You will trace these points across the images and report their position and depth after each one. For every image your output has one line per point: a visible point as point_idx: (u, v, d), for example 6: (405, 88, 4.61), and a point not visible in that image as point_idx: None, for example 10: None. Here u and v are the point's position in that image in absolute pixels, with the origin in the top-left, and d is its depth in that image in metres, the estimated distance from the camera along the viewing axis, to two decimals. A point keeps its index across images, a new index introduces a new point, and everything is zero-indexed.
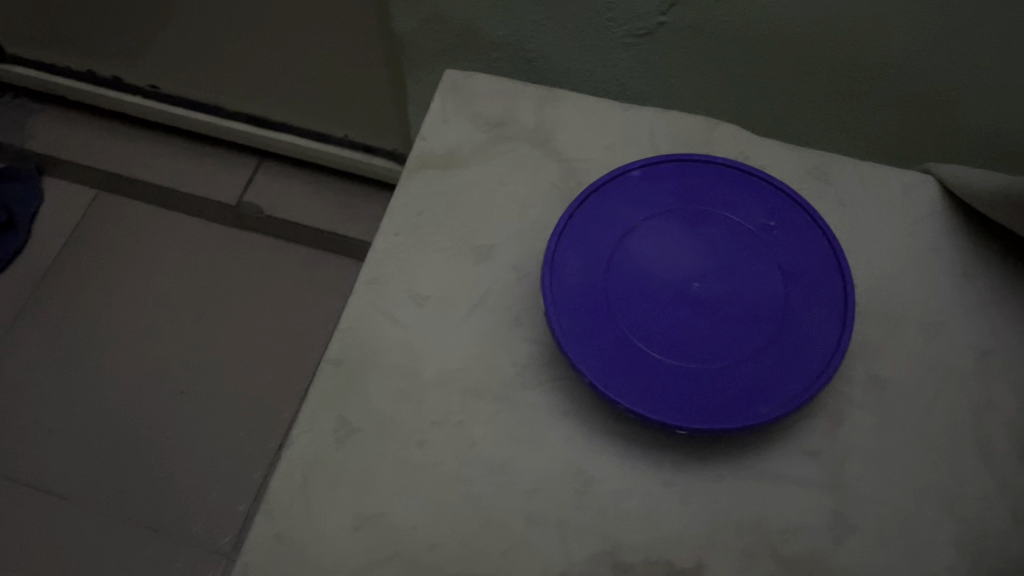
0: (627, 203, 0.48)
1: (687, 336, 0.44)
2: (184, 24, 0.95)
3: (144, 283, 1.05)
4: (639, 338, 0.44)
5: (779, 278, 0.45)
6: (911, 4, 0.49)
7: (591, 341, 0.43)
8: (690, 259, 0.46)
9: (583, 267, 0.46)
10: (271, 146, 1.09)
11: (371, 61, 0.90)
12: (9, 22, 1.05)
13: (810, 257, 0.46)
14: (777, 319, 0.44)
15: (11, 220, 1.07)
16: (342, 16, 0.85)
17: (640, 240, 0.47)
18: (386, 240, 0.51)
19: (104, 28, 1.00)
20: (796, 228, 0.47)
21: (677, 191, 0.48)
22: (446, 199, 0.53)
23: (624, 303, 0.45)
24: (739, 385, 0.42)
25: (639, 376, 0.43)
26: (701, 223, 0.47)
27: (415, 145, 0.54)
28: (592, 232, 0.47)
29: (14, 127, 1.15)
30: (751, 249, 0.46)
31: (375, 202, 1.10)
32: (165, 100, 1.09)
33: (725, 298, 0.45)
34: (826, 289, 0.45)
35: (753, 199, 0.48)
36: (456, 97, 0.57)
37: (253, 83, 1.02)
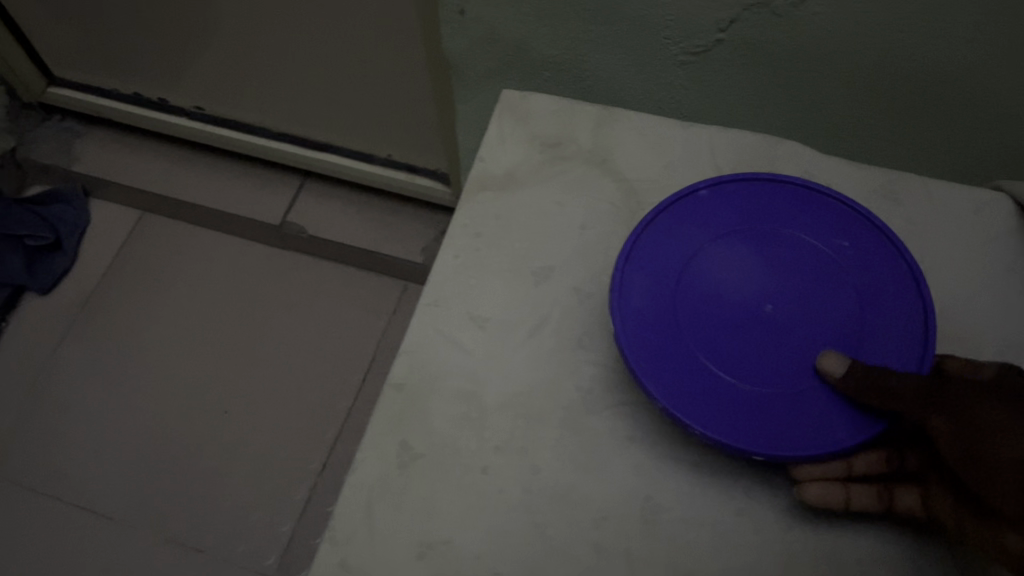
0: (691, 224, 0.47)
1: (760, 360, 0.43)
2: (228, 46, 0.96)
3: (188, 303, 1.05)
4: (709, 361, 0.43)
5: (854, 301, 0.44)
6: (979, 18, 0.48)
7: (662, 364, 0.42)
8: (759, 280, 0.45)
9: (651, 289, 0.45)
10: (313, 166, 1.09)
11: (415, 80, 0.90)
12: (56, 47, 1.06)
13: (887, 280, 0.45)
14: (852, 343, 0.43)
15: (58, 240, 1.07)
16: (385, 35, 0.85)
17: (706, 261, 0.46)
18: (445, 262, 0.51)
19: (149, 49, 1.01)
20: (870, 250, 0.46)
21: (745, 211, 0.47)
22: (504, 219, 0.52)
23: (693, 325, 0.44)
24: (816, 410, 0.41)
25: (714, 401, 0.42)
26: (771, 244, 0.46)
27: (472, 166, 0.54)
28: (658, 253, 0.46)
29: (61, 149, 1.16)
30: (823, 270, 0.45)
31: (417, 220, 1.10)
32: (208, 121, 1.10)
33: (797, 322, 0.44)
34: (904, 312, 0.44)
35: (823, 218, 0.47)
36: (512, 118, 0.56)
37: (296, 103, 1.02)
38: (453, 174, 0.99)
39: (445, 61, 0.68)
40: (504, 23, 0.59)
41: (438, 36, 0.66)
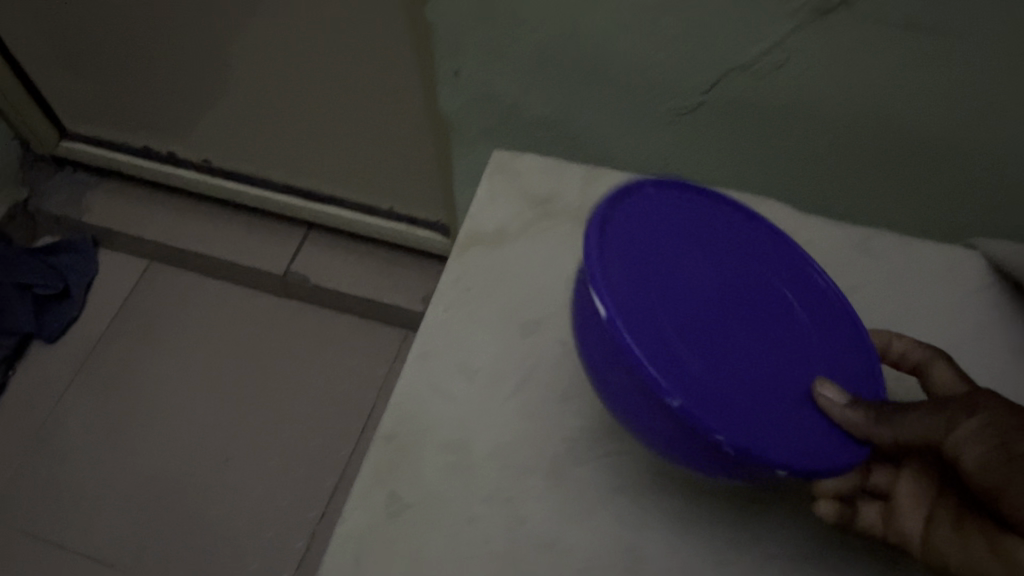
0: (644, 218, 0.43)
1: (745, 359, 0.39)
2: (237, 99, 0.99)
3: (194, 351, 1.07)
4: (699, 356, 0.38)
5: (804, 323, 0.43)
6: (949, 82, 0.50)
7: (662, 355, 0.37)
8: (718, 283, 0.42)
9: (626, 269, 0.39)
10: (316, 218, 1.11)
11: (415, 133, 0.93)
12: (70, 101, 1.09)
13: (830, 308, 0.45)
14: (814, 363, 0.42)
15: (66, 289, 1.09)
16: (389, 90, 0.88)
17: (669, 246, 0.42)
18: (435, 315, 0.52)
19: (160, 102, 1.04)
20: (807, 277, 0.45)
21: (687, 216, 0.44)
22: (495, 274, 0.54)
23: (674, 314, 0.39)
24: (806, 420, 0.39)
25: (718, 401, 0.37)
26: (717, 250, 0.44)
27: (464, 223, 0.56)
28: (623, 235, 0.41)
29: (73, 200, 1.15)
30: (769, 286, 0.44)
31: (420, 270, 1.11)
32: (216, 173, 1.12)
33: (762, 332, 0.41)
34: (849, 345, 0.44)
35: (754, 237, 0.46)
36: (503, 177, 0.59)
37: (302, 155, 1.05)
38: (453, 226, 1.01)
39: (441, 120, 0.71)
40: (497, 85, 0.61)
41: (434, 96, 0.69)
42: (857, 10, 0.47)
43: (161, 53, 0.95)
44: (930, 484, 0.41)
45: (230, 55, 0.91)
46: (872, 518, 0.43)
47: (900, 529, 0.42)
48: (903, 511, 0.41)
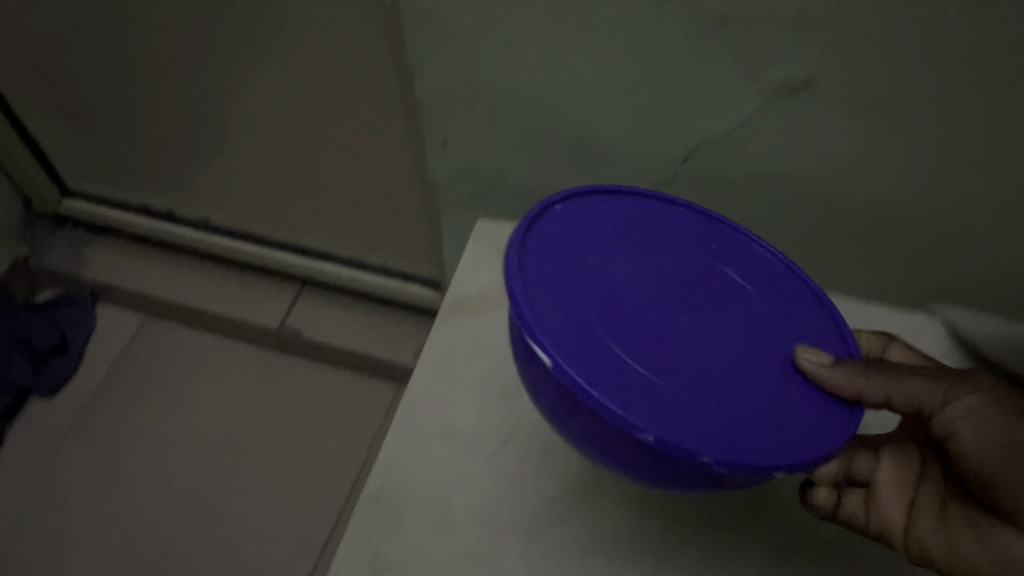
0: (575, 231, 0.45)
1: (704, 372, 0.39)
2: (239, 155, 1.02)
3: (188, 405, 1.09)
4: (634, 357, 0.38)
5: (759, 318, 0.44)
6: (904, 162, 0.53)
7: (618, 390, 0.36)
8: (657, 286, 0.43)
9: (559, 308, 0.39)
10: (311, 275, 1.14)
11: (408, 189, 0.96)
12: (72, 159, 1.12)
13: (786, 302, 0.46)
14: (769, 355, 0.42)
15: (64, 343, 1.11)
16: (385, 149, 0.91)
17: (597, 272, 0.42)
18: (420, 379, 0.56)
19: (160, 159, 1.07)
20: (758, 277, 0.47)
21: (623, 227, 0.46)
22: (477, 340, 0.58)
23: (604, 318, 0.40)
24: (788, 418, 0.39)
25: (689, 421, 0.37)
26: (655, 257, 0.45)
27: (450, 290, 0.61)
28: (549, 274, 0.41)
29: (72, 255, 1.18)
30: (716, 288, 0.45)
31: (410, 325, 1.13)
32: (214, 231, 1.15)
33: (707, 331, 0.42)
34: (810, 336, 0.44)
35: (699, 245, 0.47)
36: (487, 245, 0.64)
37: (300, 210, 1.08)
38: (444, 282, 1.04)
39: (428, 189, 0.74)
40: (482, 156, 0.64)
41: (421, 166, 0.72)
42: (818, 94, 0.50)
43: (165, 110, 0.99)
44: (908, 472, 0.46)
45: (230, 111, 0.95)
46: (855, 507, 0.46)
47: (882, 515, 0.46)
48: (886, 497, 0.45)
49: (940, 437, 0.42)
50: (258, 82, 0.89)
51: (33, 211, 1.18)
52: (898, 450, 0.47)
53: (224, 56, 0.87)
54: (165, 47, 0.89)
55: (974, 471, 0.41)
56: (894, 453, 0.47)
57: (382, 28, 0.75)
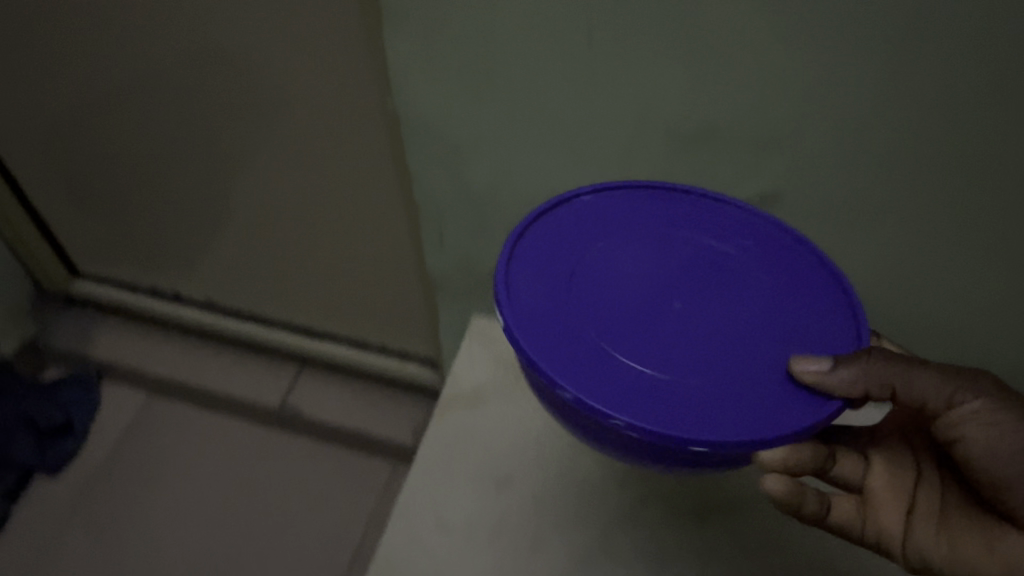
0: (579, 225, 0.45)
1: (693, 353, 0.39)
2: (243, 243, 1.07)
3: (189, 483, 1.10)
4: (615, 344, 0.38)
5: (773, 292, 0.43)
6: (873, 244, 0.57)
7: (565, 358, 0.37)
8: (657, 273, 0.43)
9: (540, 286, 0.41)
10: (311, 356, 1.18)
11: (408, 266, 1.00)
12: (83, 242, 1.16)
13: (807, 272, 0.44)
14: (777, 330, 0.40)
15: (70, 424, 1.13)
16: (387, 228, 0.96)
17: (600, 259, 0.43)
18: (417, 472, 0.60)
19: (168, 241, 1.11)
20: (780, 252, 0.45)
21: (631, 216, 0.46)
22: (472, 430, 0.63)
23: (588, 310, 0.40)
24: (780, 391, 0.37)
25: (649, 399, 0.36)
26: (661, 243, 0.45)
27: (446, 386, 0.67)
28: (545, 256, 0.43)
29: (79, 334, 1.21)
30: (726, 267, 0.44)
31: (406, 403, 1.16)
32: (219, 311, 1.19)
33: (707, 313, 0.41)
34: (830, 306, 0.42)
35: (717, 225, 0.47)
36: (483, 341, 0.71)
37: (302, 291, 1.12)
38: (439, 361, 1.07)
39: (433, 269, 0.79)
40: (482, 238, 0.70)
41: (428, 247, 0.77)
42: (796, 185, 0.55)
43: (175, 201, 1.04)
44: (904, 476, 0.46)
45: (237, 194, 1.00)
46: (847, 513, 0.45)
47: (879, 524, 0.46)
48: (883, 503, 0.46)
49: (945, 437, 0.41)
50: (265, 173, 0.95)
51: (45, 294, 1.23)
52: (885, 452, 0.47)
53: (233, 140, 0.92)
54: (179, 141, 0.95)
55: (977, 474, 0.41)
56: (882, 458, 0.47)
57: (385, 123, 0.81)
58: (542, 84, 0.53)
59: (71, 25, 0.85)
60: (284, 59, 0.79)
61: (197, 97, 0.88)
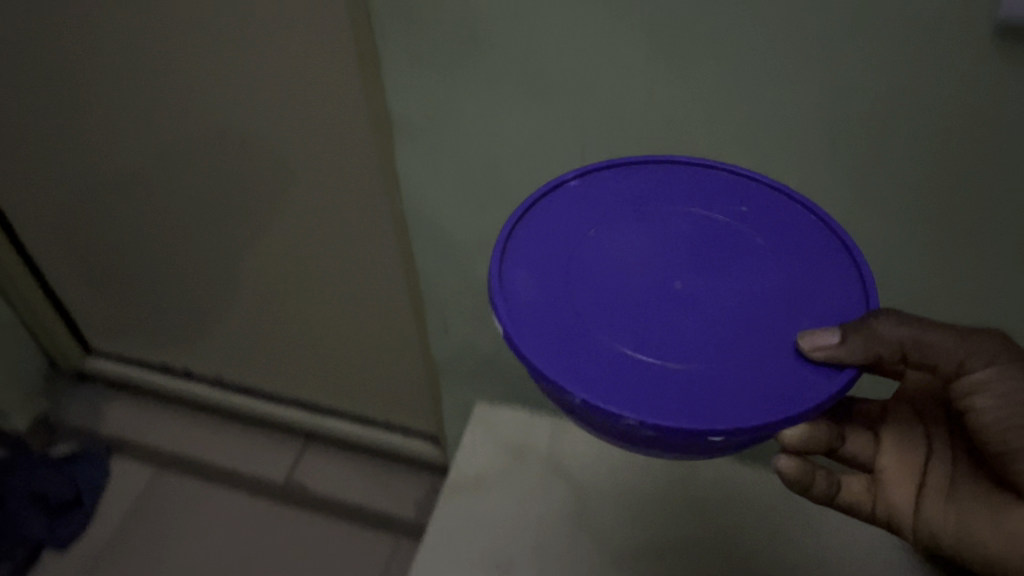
0: (571, 214, 0.45)
1: (698, 343, 0.39)
2: (250, 332, 1.12)
3: (193, 559, 1.10)
4: (621, 346, 0.39)
5: (770, 260, 0.42)
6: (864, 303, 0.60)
7: (568, 360, 0.38)
8: (654, 256, 0.43)
9: (540, 284, 0.41)
10: (317, 431, 1.19)
11: (412, 341, 1.03)
12: (95, 319, 1.19)
13: (801, 231, 0.44)
14: (778, 304, 0.41)
15: (78, 498, 1.14)
16: (393, 302, 0.99)
17: (596, 248, 0.43)
18: (426, 556, 0.70)
19: (178, 319, 1.14)
20: (772, 210, 0.45)
21: (622, 196, 0.46)
22: (475, 515, 0.73)
23: (590, 308, 0.41)
24: (787, 369, 0.38)
25: (661, 394, 0.37)
26: (654, 221, 0.45)
27: (451, 473, 0.77)
28: (541, 251, 0.43)
29: (90, 411, 1.23)
30: (721, 237, 0.44)
31: (408, 479, 1.17)
32: (226, 387, 1.21)
33: (708, 295, 0.41)
34: (828, 266, 0.42)
35: (707, 192, 0.46)
36: (483, 428, 0.82)
37: (308, 367, 1.15)
38: (442, 434, 1.09)
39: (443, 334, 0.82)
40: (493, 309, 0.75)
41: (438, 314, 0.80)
42: None
43: (186, 293, 1.10)
44: (915, 451, 0.50)
45: (247, 271, 1.03)
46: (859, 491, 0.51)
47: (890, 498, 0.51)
48: (895, 479, 0.50)
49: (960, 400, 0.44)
50: (274, 262, 1.00)
51: (58, 370, 1.26)
52: (897, 429, 0.51)
53: (244, 217, 0.96)
54: (193, 235, 1.01)
55: (986, 439, 0.44)
56: (891, 437, 0.51)
57: (389, 214, 0.87)
58: (540, 160, 0.58)
59: (98, 132, 0.93)
60: (295, 138, 0.83)
61: (212, 193, 0.94)
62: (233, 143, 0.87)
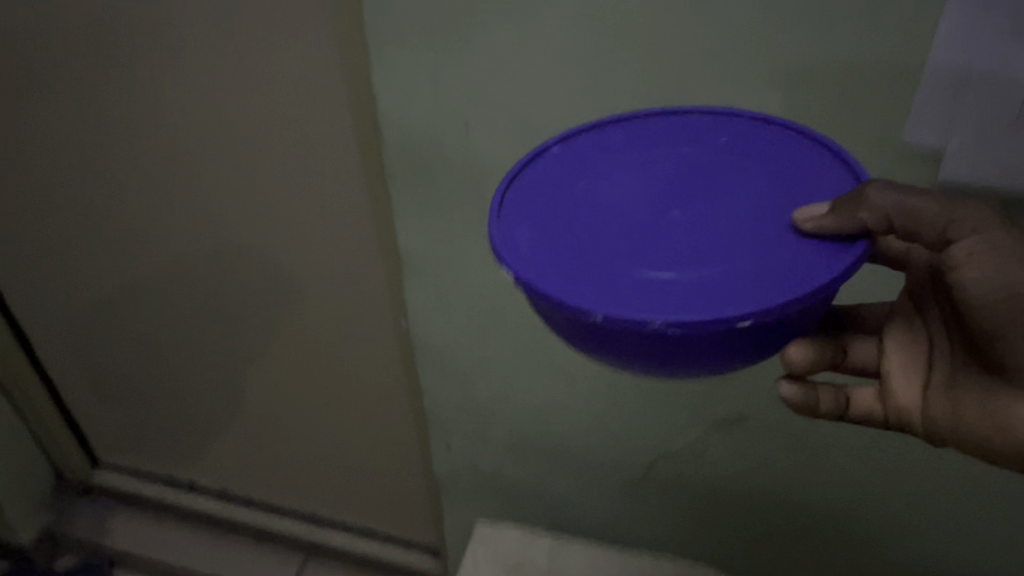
0: (556, 169, 0.43)
1: (706, 254, 0.37)
2: (260, 460, 1.16)
3: None
4: (632, 269, 0.37)
5: (762, 172, 0.41)
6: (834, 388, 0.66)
7: (583, 288, 0.36)
8: (646, 189, 0.41)
9: (536, 231, 0.39)
10: (319, 543, 1.20)
11: (410, 452, 1.05)
12: (106, 432, 1.22)
13: (782, 141, 0.43)
14: (777, 206, 0.39)
15: None
16: (390, 412, 1.01)
17: (589, 191, 0.42)
18: None
19: (183, 432, 1.16)
20: (751, 128, 0.44)
21: (601, 146, 0.44)
22: None
23: (592, 243, 0.39)
24: (799, 258, 0.36)
25: (682, 303, 0.35)
26: (638, 159, 0.43)
27: None
28: (535, 204, 0.41)
29: (96, 525, 1.24)
30: (707, 161, 0.42)
31: None
32: (231, 499, 1.23)
33: (708, 213, 0.39)
34: (819, 166, 0.41)
35: (684, 126, 0.45)
36: (484, 545, 0.84)
37: (309, 480, 1.16)
38: (443, 546, 1.09)
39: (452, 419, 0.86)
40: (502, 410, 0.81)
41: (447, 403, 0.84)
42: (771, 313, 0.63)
43: (197, 424, 1.14)
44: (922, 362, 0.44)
45: (249, 383, 1.06)
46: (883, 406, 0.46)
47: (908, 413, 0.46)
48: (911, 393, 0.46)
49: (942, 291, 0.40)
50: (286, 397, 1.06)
51: (64, 482, 1.28)
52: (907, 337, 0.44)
53: (246, 327, 0.99)
54: (201, 360, 1.05)
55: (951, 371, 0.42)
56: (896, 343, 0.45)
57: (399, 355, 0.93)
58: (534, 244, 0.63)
59: (114, 260, 0.98)
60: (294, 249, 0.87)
61: (222, 321, 0.99)
62: (239, 271, 0.92)
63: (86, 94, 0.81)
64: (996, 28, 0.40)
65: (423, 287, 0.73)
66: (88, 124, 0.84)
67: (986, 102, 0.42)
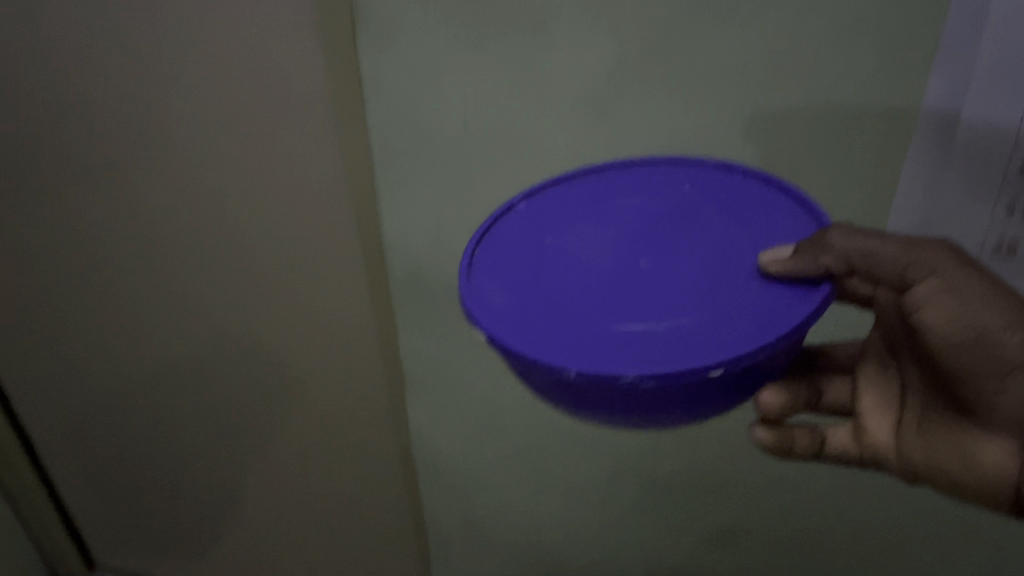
0: (524, 227, 0.45)
1: (673, 303, 0.39)
2: (238, 565, 1.17)
3: None
4: (601, 322, 0.39)
5: (724, 219, 0.43)
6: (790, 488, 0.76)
7: (554, 343, 0.37)
8: (612, 242, 0.43)
9: (506, 287, 0.41)
10: None
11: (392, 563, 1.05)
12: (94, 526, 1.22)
13: (742, 189, 0.45)
14: (740, 253, 0.41)
15: None
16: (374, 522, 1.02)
17: (556, 246, 0.43)
18: None
19: (170, 531, 1.16)
20: (712, 179, 0.46)
21: (567, 204, 0.46)
22: None
23: (562, 296, 0.40)
24: (764, 305, 0.38)
25: (653, 355, 0.36)
26: (604, 214, 0.45)
27: None
28: (503, 261, 0.43)
29: None
30: (671, 213, 0.44)
31: None
32: None
33: (674, 262, 0.41)
34: (780, 210, 0.43)
35: (647, 180, 0.47)
36: None
37: None
38: None
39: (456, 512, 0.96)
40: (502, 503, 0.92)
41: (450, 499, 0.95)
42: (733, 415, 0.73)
43: (181, 525, 1.15)
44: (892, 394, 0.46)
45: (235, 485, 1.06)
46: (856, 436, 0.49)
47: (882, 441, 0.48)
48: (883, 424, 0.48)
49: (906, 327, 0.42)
50: (268, 509, 1.07)
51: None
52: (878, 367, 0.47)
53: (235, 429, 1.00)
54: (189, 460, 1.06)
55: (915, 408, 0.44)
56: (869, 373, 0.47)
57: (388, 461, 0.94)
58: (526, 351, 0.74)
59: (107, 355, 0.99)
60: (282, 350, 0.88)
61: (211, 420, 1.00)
62: (231, 370, 0.94)
63: (92, 188, 0.84)
64: (983, 69, 0.48)
65: (419, 396, 0.86)
66: (92, 220, 0.87)
67: (977, 141, 0.50)
